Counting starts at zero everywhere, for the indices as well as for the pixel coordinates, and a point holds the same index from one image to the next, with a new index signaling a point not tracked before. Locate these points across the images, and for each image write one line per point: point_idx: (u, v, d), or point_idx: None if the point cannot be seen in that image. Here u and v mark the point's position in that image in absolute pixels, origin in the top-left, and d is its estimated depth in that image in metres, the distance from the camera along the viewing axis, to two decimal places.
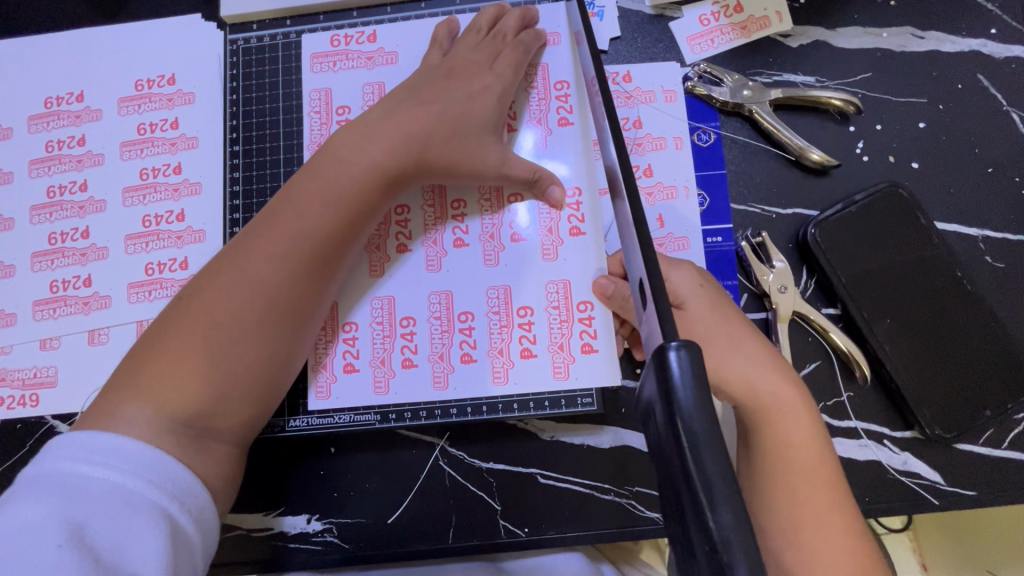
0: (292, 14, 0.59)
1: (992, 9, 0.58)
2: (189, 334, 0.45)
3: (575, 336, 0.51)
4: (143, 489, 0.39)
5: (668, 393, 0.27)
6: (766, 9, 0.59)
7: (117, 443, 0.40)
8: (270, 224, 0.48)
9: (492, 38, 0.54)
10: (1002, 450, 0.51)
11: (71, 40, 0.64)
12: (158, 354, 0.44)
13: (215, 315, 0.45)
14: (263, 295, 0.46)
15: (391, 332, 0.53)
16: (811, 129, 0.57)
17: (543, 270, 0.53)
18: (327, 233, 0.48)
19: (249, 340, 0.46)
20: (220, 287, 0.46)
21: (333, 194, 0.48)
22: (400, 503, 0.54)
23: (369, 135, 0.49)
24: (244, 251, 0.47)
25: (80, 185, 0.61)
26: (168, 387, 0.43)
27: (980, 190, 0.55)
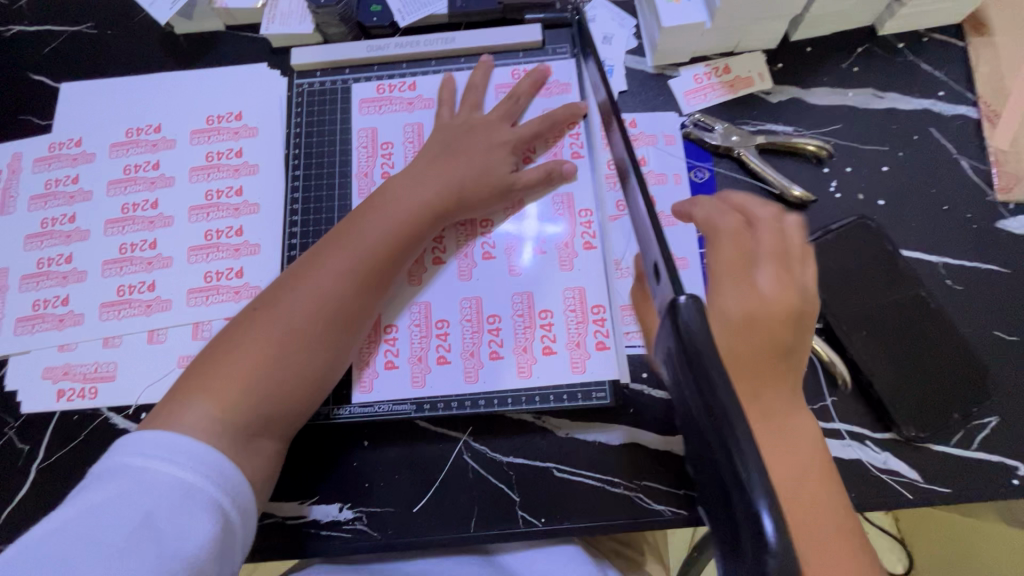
0: (350, 63, 0.69)
1: (940, 75, 0.69)
2: (262, 335, 0.51)
3: (588, 339, 0.58)
4: (202, 485, 0.44)
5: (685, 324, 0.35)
6: (750, 71, 0.70)
7: (181, 440, 0.45)
8: (339, 244, 0.55)
9: (509, 101, 0.65)
10: (972, 450, 0.57)
11: (154, 82, 0.74)
12: (232, 351, 0.50)
13: (281, 321, 0.52)
14: (325, 304, 0.53)
15: (426, 331, 0.60)
16: (791, 170, 0.67)
17: (561, 278, 0.60)
18: (387, 254, 0.56)
19: (309, 342, 0.52)
20: (289, 298, 0.53)
21: (383, 218, 0.56)
22: (426, 493, 0.59)
23: (415, 179, 0.59)
24: (312, 268, 0.54)
25: (152, 203, 0.69)
26: (237, 381, 0.49)
27: (938, 222, 0.64)
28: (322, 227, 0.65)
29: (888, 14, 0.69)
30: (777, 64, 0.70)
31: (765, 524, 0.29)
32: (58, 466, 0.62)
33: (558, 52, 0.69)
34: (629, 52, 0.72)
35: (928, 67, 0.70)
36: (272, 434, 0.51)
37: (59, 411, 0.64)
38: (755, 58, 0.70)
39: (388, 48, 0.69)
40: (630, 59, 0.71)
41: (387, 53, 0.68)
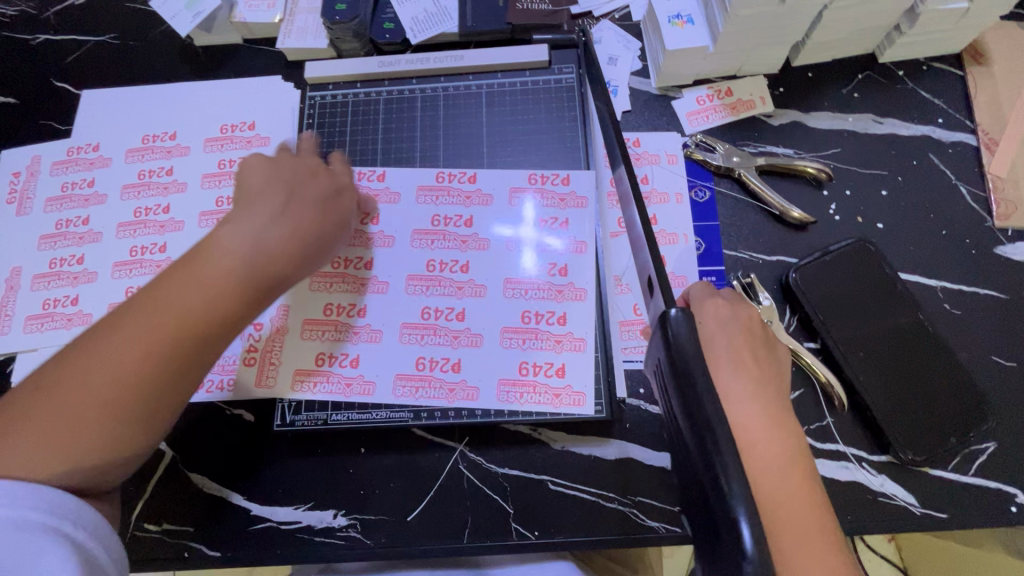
0: (362, 78, 0.71)
1: (939, 103, 0.71)
2: (61, 409, 0.42)
3: (552, 306, 0.61)
4: (36, 518, 0.40)
5: (675, 339, 0.36)
6: (752, 95, 0.71)
7: (6, 484, 0.40)
8: (170, 295, 0.46)
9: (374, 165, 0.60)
10: (969, 476, 0.57)
11: (172, 91, 0.77)
12: (36, 416, 0.42)
13: (97, 381, 0.43)
14: (150, 364, 0.44)
15: (424, 378, 0.60)
16: (791, 192, 0.68)
17: (533, 254, 0.63)
18: (204, 323, 0.46)
19: (123, 407, 0.44)
20: (107, 355, 0.44)
21: (199, 277, 0.47)
22: (420, 502, 0.59)
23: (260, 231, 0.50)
24: (137, 320, 0.45)
25: (164, 207, 0.71)
26: (41, 450, 0.41)
27: (936, 247, 0.65)
28: None
29: (888, 42, 0.70)
30: (779, 88, 0.72)
31: (743, 532, 0.29)
32: None
33: (563, 71, 0.70)
34: (634, 74, 0.73)
35: (928, 95, 0.71)
36: None
37: None
38: (757, 82, 0.72)
39: (399, 64, 0.70)
40: (634, 80, 0.73)
41: (398, 69, 0.70)
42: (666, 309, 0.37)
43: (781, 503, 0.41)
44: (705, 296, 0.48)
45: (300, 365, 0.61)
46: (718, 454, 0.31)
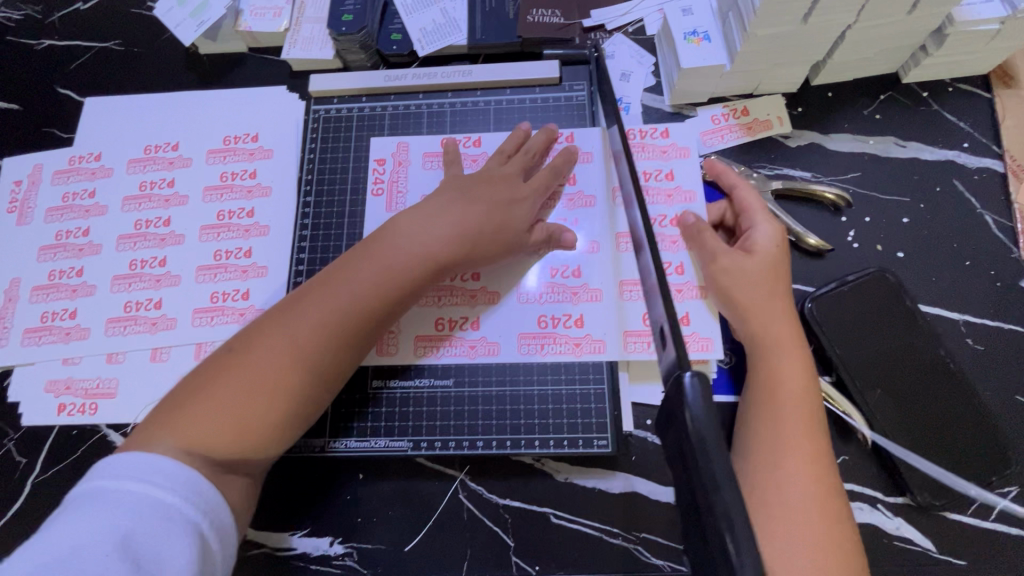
0: (367, 92, 0.70)
1: (965, 126, 0.68)
2: (252, 386, 0.48)
3: (669, 258, 0.62)
4: (177, 504, 0.43)
5: (685, 407, 0.33)
6: (769, 115, 0.69)
7: (160, 463, 0.44)
8: (326, 290, 0.52)
9: (520, 154, 0.61)
10: (989, 521, 0.55)
11: (176, 101, 0.76)
12: (206, 396, 0.48)
13: (263, 368, 0.49)
14: (308, 354, 0.50)
15: (547, 334, 0.58)
16: (808, 217, 0.65)
17: (587, 260, 0.60)
18: (362, 313, 0.51)
19: (286, 392, 0.49)
20: (275, 345, 0.49)
21: (370, 271, 0.52)
22: (418, 532, 0.58)
23: (420, 228, 0.54)
24: (292, 314, 0.51)
25: (164, 220, 0.70)
26: (211, 436, 0.46)
27: (959, 278, 0.62)
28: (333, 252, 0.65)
29: (913, 62, 0.67)
30: (797, 108, 0.69)
31: None
32: (54, 481, 0.62)
33: (574, 89, 0.68)
34: (647, 90, 0.71)
35: (952, 118, 0.68)
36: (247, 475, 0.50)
37: (58, 426, 0.64)
38: (774, 101, 0.69)
39: (405, 79, 0.69)
40: (647, 97, 0.71)
41: (404, 83, 0.69)
42: (679, 371, 0.35)
43: (790, 426, 0.49)
44: (756, 214, 0.59)
45: (421, 331, 0.59)
46: (731, 534, 0.30)
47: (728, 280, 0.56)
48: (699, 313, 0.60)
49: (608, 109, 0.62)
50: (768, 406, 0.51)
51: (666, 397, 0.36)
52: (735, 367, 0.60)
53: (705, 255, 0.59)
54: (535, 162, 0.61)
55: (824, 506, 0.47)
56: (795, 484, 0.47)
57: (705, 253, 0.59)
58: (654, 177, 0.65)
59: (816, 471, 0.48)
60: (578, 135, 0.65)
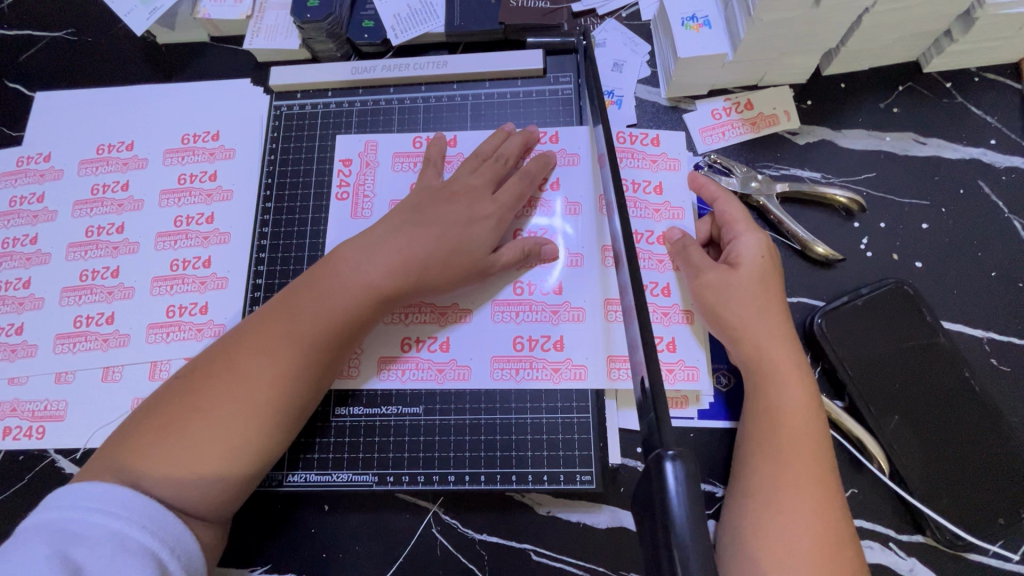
0: (334, 85, 0.64)
1: (992, 121, 0.62)
2: (199, 423, 0.45)
3: (655, 276, 0.56)
4: (142, 537, 0.40)
5: (665, 506, 0.27)
6: (775, 109, 0.62)
7: (117, 493, 0.41)
8: (280, 319, 0.49)
9: (493, 161, 0.56)
10: (1013, 562, 0.50)
11: (131, 95, 0.70)
12: (155, 429, 0.45)
13: (213, 401, 0.46)
14: (262, 386, 0.47)
15: (523, 358, 0.53)
16: (815, 222, 0.59)
17: (566, 276, 0.55)
18: (314, 342, 0.49)
19: (238, 425, 0.46)
20: (225, 377, 0.47)
21: (322, 299, 0.50)
22: (388, 569, 0.53)
23: (372, 253, 0.51)
24: (246, 343, 0.48)
25: (117, 227, 0.65)
26: (157, 471, 0.44)
27: (984, 290, 0.56)
28: (295, 264, 0.60)
29: (936, 50, 0.61)
30: (806, 101, 0.63)
31: None
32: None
33: (559, 81, 0.62)
34: (641, 82, 0.65)
35: (978, 111, 0.62)
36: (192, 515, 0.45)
37: (3, 451, 0.59)
38: (780, 93, 0.63)
39: (374, 71, 0.63)
40: (641, 89, 0.65)
41: (373, 76, 0.63)
42: (660, 449, 0.29)
43: (794, 465, 0.44)
44: (739, 224, 0.54)
45: (385, 351, 0.55)
46: None
47: (718, 297, 0.51)
48: (687, 339, 0.54)
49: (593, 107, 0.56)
50: (769, 442, 0.46)
51: (641, 483, 0.29)
52: (733, 391, 0.55)
53: (692, 270, 0.53)
54: (510, 170, 0.56)
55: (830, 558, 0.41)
56: (803, 536, 0.41)
57: (690, 269, 0.53)
58: (642, 188, 0.59)
59: (822, 518, 0.42)
60: (563, 135, 0.59)
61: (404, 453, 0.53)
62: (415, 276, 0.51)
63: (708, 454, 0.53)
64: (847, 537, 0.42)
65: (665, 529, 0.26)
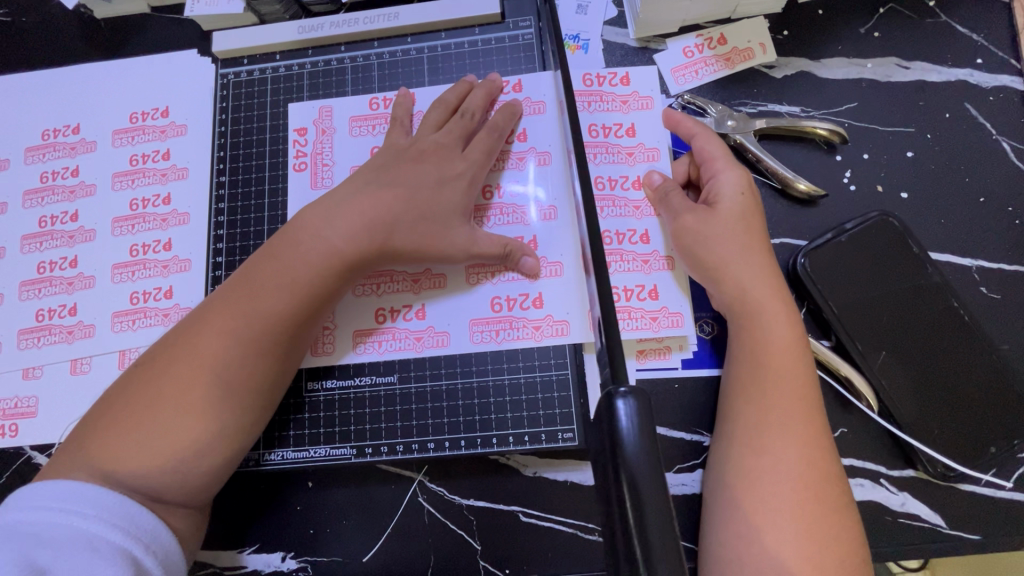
0: (281, 48, 0.60)
1: (978, 39, 0.58)
2: (165, 406, 0.44)
3: (632, 224, 0.54)
4: (109, 533, 0.39)
5: (618, 443, 0.25)
6: (750, 41, 0.59)
7: (84, 489, 0.40)
8: (237, 296, 0.47)
9: (459, 117, 0.53)
10: (1007, 490, 0.49)
11: (71, 74, 0.66)
12: (116, 417, 0.44)
13: (173, 384, 0.44)
14: (222, 364, 0.45)
15: (502, 319, 0.52)
16: (796, 159, 0.57)
17: (539, 230, 0.53)
18: (275, 317, 0.47)
19: (200, 408, 0.44)
20: (183, 359, 0.45)
21: (282, 271, 0.47)
22: (376, 540, 0.52)
23: (334, 219, 0.49)
24: (204, 323, 0.46)
25: (71, 215, 0.62)
26: (117, 457, 0.42)
27: (972, 217, 0.54)
28: (255, 240, 0.57)
29: None
30: (782, 31, 0.60)
31: None
32: None
33: (520, 26, 0.58)
34: (608, 23, 0.61)
35: (963, 29, 0.59)
36: (161, 503, 0.43)
37: None
38: (754, 25, 0.60)
39: (322, 29, 0.59)
40: (608, 30, 0.61)
41: (321, 34, 0.59)
42: (611, 387, 0.27)
43: (777, 405, 0.43)
44: (717, 162, 0.51)
45: (359, 325, 0.53)
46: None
47: (695, 239, 0.49)
48: (668, 287, 0.53)
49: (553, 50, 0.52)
50: (752, 383, 0.44)
51: (593, 423, 0.27)
52: (717, 339, 0.53)
53: (671, 214, 0.51)
54: (477, 125, 0.54)
55: (818, 497, 0.40)
56: (788, 477, 0.40)
57: (670, 212, 0.51)
58: (613, 132, 0.56)
59: (808, 457, 0.41)
60: (527, 82, 0.56)
61: (383, 424, 0.52)
62: (379, 242, 0.48)
63: (695, 403, 0.52)
64: (834, 475, 0.41)
65: (618, 468, 0.25)
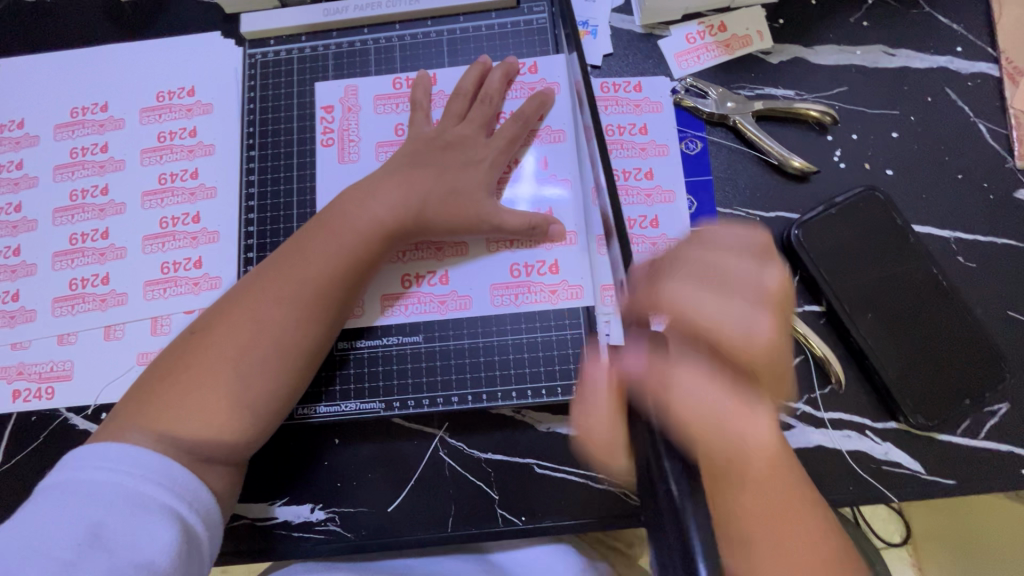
0: (307, 30, 0.63)
1: (958, 29, 0.63)
2: (216, 366, 0.47)
3: (644, 211, 0.59)
4: (155, 493, 0.42)
5: None
6: (748, 29, 0.63)
7: (129, 451, 0.43)
8: (283, 264, 0.50)
9: (479, 102, 0.57)
10: (980, 440, 0.54)
11: (99, 54, 0.68)
12: (175, 373, 0.48)
13: (226, 345, 0.48)
14: (272, 324, 0.49)
15: (521, 284, 0.56)
16: (791, 138, 0.61)
17: (553, 205, 0.57)
18: (318, 280, 0.50)
19: (252, 365, 0.48)
20: (236, 321, 0.49)
21: (320, 239, 0.51)
22: (400, 492, 0.56)
23: (363, 191, 0.52)
24: (253, 289, 0.50)
25: (102, 189, 0.64)
26: (175, 414, 0.46)
27: (951, 193, 0.59)
28: (285, 211, 0.61)
29: None
30: (778, 20, 0.64)
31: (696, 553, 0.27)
32: (19, 469, 0.59)
33: (534, 11, 0.62)
34: (615, 10, 0.65)
35: (946, 20, 0.63)
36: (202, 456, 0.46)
37: (15, 413, 0.60)
38: (753, 13, 0.63)
39: (346, 12, 0.62)
40: (616, 16, 0.65)
41: (345, 17, 0.62)
42: None
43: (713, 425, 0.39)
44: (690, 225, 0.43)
45: (386, 290, 0.56)
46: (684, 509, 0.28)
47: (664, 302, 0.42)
48: None
49: (568, 41, 0.55)
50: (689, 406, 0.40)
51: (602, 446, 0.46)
52: None
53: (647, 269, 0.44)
54: (496, 107, 0.57)
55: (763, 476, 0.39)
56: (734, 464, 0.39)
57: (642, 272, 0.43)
58: (628, 131, 0.61)
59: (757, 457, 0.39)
60: (542, 64, 0.60)
61: (408, 380, 0.56)
62: (406, 213, 0.52)
63: None
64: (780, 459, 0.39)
65: None
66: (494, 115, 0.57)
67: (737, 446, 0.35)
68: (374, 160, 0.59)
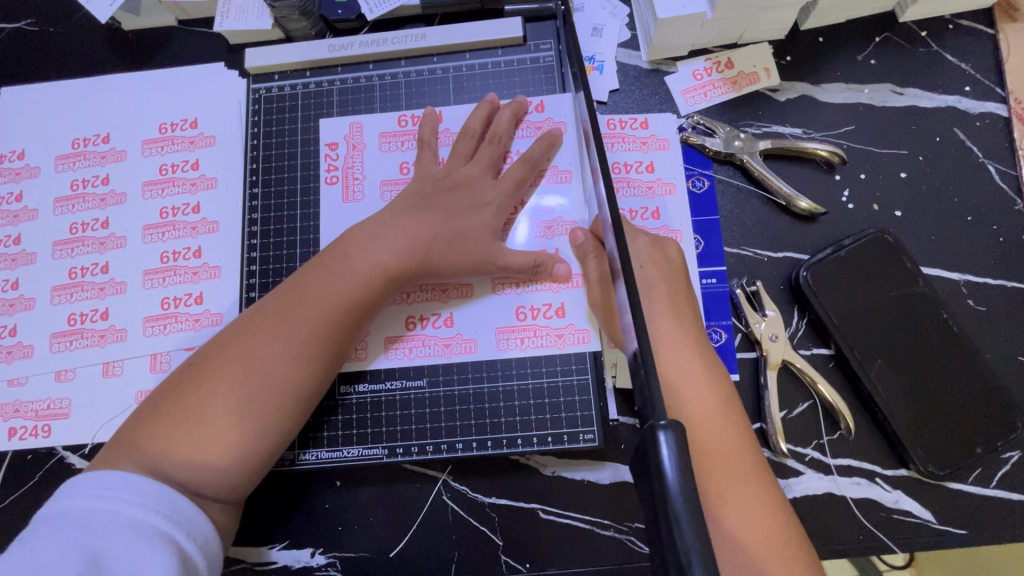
0: (312, 65, 0.63)
1: (966, 68, 0.63)
2: (213, 409, 0.46)
3: None
4: (151, 519, 0.41)
5: (659, 467, 0.29)
6: (755, 66, 0.63)
7: (125, 478, 0.42)
8: (285, 306, 0.50)
9: (486, 141, 0.56)
10: (991, 488, 0.53)
11: (101, 85, 0.68)
12: (170, 411, 0.46)
13: (225, 388, 0.47)
14: (273, 369, 0.48)
15: (527, 327, 0.55)
16: (798, 177, 0.61)
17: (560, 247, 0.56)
18: (320, 325, 0.49)
19: (249, 410, 0.47)
20: (235, 364, 0.47)
21: (323, 281, 0.50)
22: (403, 536, 0.55)
23: (367, 233, 0.52)
24: (254, 330, 0.49)
25: (102, 222, 0.64)
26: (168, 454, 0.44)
27: (960, 234, 0.59)
28: (287, 249, 0.60)
29: None
30: (785, 57, 0.63)
31: None
32: (15, 508, 0.58)
33: (540, 48, 0.62)
34: (622, 46, 0.65)
35: (953, 59, 0.63)
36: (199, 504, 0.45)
37: (11, 451, 0.59)
38: (760, 50, 0.63)
39: (351, 48, 0.62)
40: (622, 53, 0.64)
41: (350, 52, 0.62)
42: (652, 420, 0.31)
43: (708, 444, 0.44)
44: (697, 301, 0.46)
45: (390, 331, 0.56)
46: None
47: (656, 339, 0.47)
48: None
49: (575, 82, 0.54)
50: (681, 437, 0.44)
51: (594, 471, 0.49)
52: (727, 346, 0.57)
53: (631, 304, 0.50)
54: (503, 147, 0.57)
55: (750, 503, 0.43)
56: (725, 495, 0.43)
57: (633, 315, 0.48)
58: (635, 169, 0.61)
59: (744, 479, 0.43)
60: (549, 103, 0.59)
61: (411, 424, 0.55)
62: (410, 256, 0.51)
63: None
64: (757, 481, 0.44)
65: (658, 480, 0.29)
66: (501, 154, 0.57)
67: (698, 449, 0.43)
68: (378, 199, 0.58)
